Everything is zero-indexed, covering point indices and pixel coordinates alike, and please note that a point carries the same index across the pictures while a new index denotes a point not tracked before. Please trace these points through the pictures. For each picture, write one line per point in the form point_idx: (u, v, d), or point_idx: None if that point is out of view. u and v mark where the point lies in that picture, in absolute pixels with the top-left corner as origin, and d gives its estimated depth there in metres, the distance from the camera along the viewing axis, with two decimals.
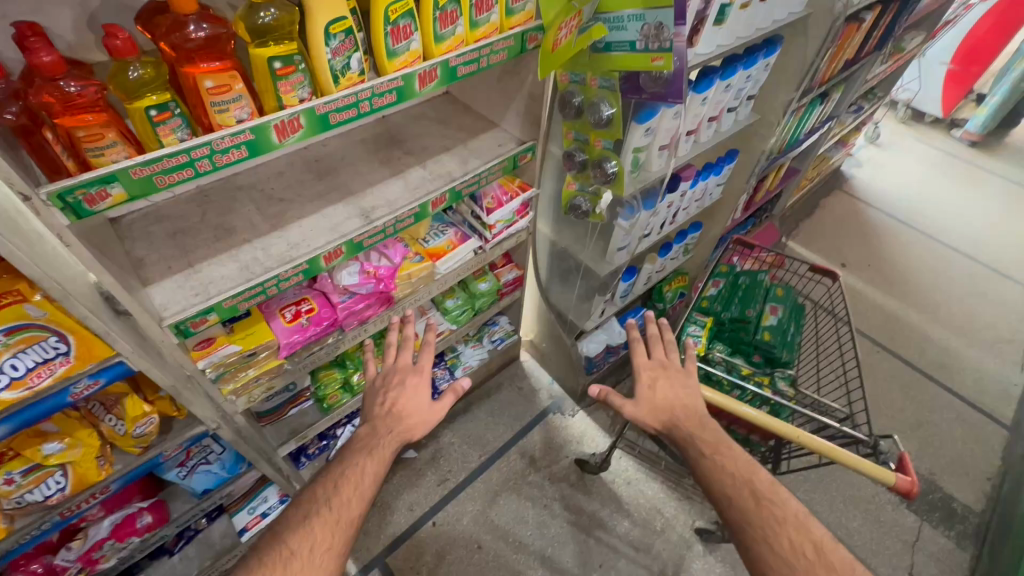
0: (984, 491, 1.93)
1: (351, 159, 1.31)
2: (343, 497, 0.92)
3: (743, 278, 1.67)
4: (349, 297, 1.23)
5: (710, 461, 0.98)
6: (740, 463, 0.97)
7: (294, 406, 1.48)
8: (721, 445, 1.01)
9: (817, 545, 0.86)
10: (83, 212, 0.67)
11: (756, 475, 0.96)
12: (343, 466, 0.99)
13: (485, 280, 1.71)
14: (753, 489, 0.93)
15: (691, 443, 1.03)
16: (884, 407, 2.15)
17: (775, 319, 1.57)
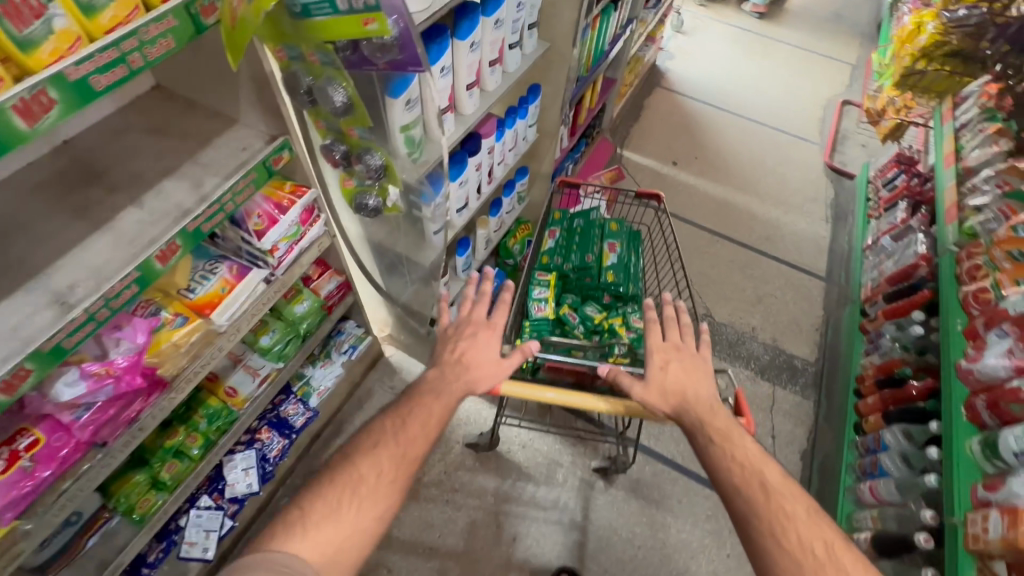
0: (815, 341, 2.21)
1: (24, 219, 0.92)
2: (410, 432, 0.92)
3: (578, 221, 1.63)
4: (87, 409, 0.90)
5: (725, 453, 0.89)
6: (758, 458, 0.88)
7: (92, 534, 1.16)
8: (733, 434, 0.91)
9: (828, 545, 0.80)
10: None
11: (768, 468, 0.87)
12: (411, 402, 0.97)
13: (301, 300, 1.43)
14: (763, 484, 0.85)
15: (699, 429, 0.93)
16: (731, 292, 2.33)
17: (615, 256, 1.55)
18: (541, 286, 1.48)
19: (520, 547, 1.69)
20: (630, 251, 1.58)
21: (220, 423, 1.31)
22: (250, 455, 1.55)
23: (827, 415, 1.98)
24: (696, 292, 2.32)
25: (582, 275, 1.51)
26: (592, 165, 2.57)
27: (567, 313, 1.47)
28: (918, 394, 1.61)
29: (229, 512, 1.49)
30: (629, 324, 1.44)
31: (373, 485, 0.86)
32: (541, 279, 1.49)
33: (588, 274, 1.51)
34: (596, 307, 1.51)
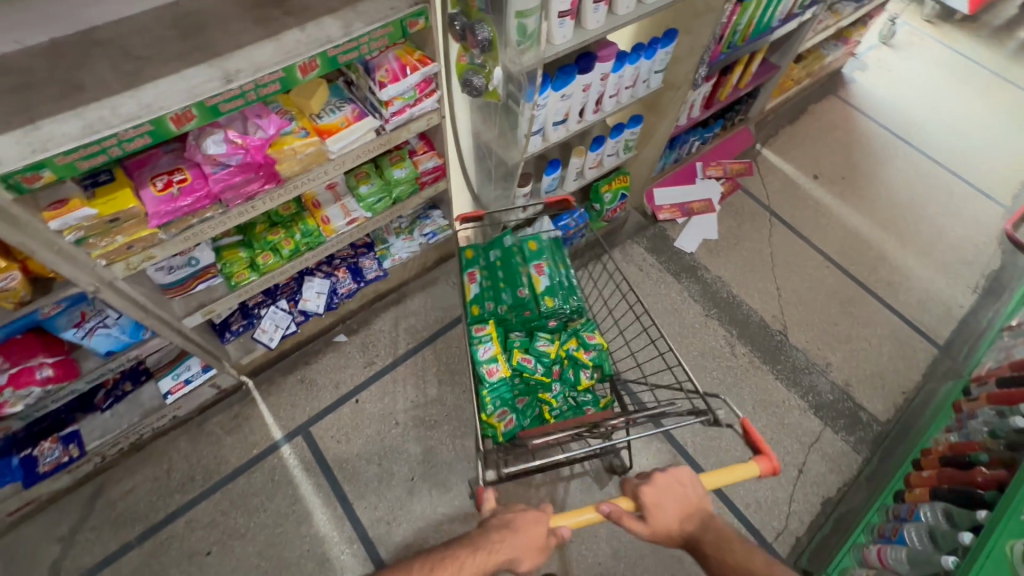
0: (895, 403, 1.98)
1: (223, 16, 1.19)
2: None
3: (497, 252, 1.57)
4: (221, 169, 1.19)
5: (719, 562, 0.93)
6: (742, 549, 0.94)
7: (201, 281, 1.49)
8: (723, 543, 0.95)
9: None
10: None
11: (754, 555, 0.94)
12: (445, 555, 0.88)
13: (402, 166, 1.63)
14: (752, 574, 0.91)
15: (699, 547, 0.96)
16: (820, 322, 2.15)
17: (546, 283, 1.52)
18: (484, 339, 1.47)
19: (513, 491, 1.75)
20: (561, 264, 1.61)
21: (310, 240, 1.58)
22: (325, 283, 1.83)
23: (869, 476, 1.80)
24: (779, 308, 2.17)
25: (520, 314, 1.49)
26: (719, 152, 2.48)
27: (514, 360, 1.50)
28: (982, 483, 1.40)
29: (297, 320, 1.80)
30: (585, 345, 1.54)
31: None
32: (478, 335, 1.47)
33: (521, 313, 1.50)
34: (546, 338, 1.54)
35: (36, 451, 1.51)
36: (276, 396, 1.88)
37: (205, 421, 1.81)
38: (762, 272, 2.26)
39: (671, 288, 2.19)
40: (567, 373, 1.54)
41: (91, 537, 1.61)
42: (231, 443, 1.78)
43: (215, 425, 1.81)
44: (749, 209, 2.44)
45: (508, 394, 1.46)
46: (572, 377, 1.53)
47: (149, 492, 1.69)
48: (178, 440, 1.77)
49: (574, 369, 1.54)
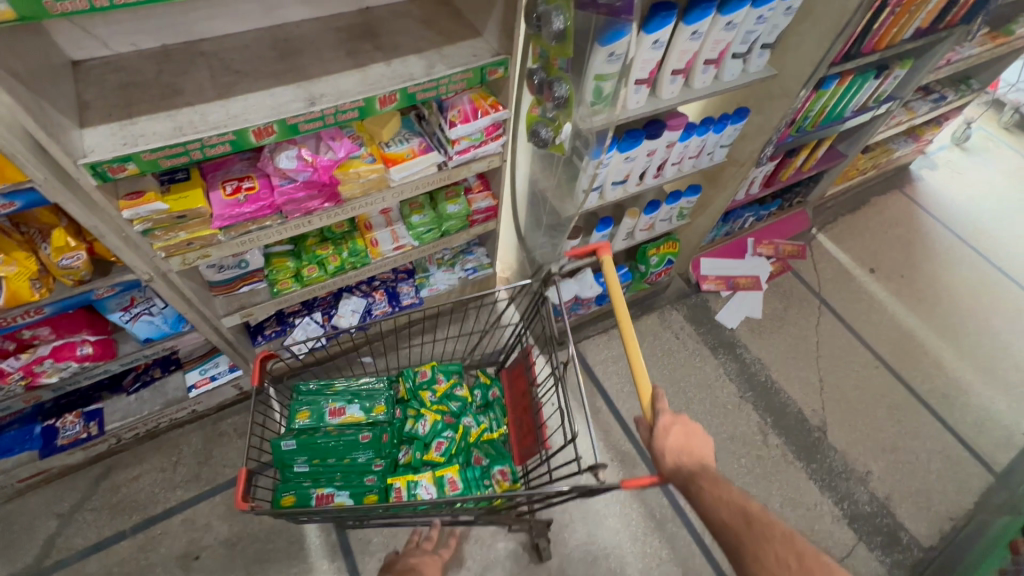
0: (941, 529, 1.81)
1: (319, 44, 1.26)
2: None
3: (305, 462, 1.48)
4: (288, 183, 1.23)
5: (711, 493, 0.87)
6: (738, 492, 0.87)
7: (246, 284, 1.52)
8: (721, 480, 0.90)
9: (799, 557, 0.77)
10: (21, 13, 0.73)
11: (751, 502, 0.86)
12: None
13: (456, 202, 1.66)
14: (746, 514, 0.84)
15: (694, 478, 0.92)
16: (863, 424, 2.01)
17: (350, 410, 1.58)
18: (413, 486, 1.52)
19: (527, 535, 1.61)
20: (333, 389, 1.62)
21: (355, 260, 1.60)
22: (361, 302, 1.85)
23: None
24: (821, 402, 2.05)
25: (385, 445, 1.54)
26: (773, 231, 2.42)
27: (436, 460, 1.59)
28: None
29: (327, 333, 1.81)
30: (426, 387, 1.70)
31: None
32: (423, 493, 1.51)
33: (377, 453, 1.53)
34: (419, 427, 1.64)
35: (58, 423, 1.56)
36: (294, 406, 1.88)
37: (220, 421, 1.81)
38: (805, 361, 2.15)
39: (708, 364, 2.11)
40: (456, 399, 1.71)
41: (89, 519, 1.61)
42: (240, 448, 1.77)
43: (229, 426, 1.81)
44: (798, 292, 2.36)
45: (472, 472, 1.56)
46: (461, 401, 1.71)
47: (153, 483, 1.68)
48: (192, 435, 1.77)
49: (455, 393, 1.72)
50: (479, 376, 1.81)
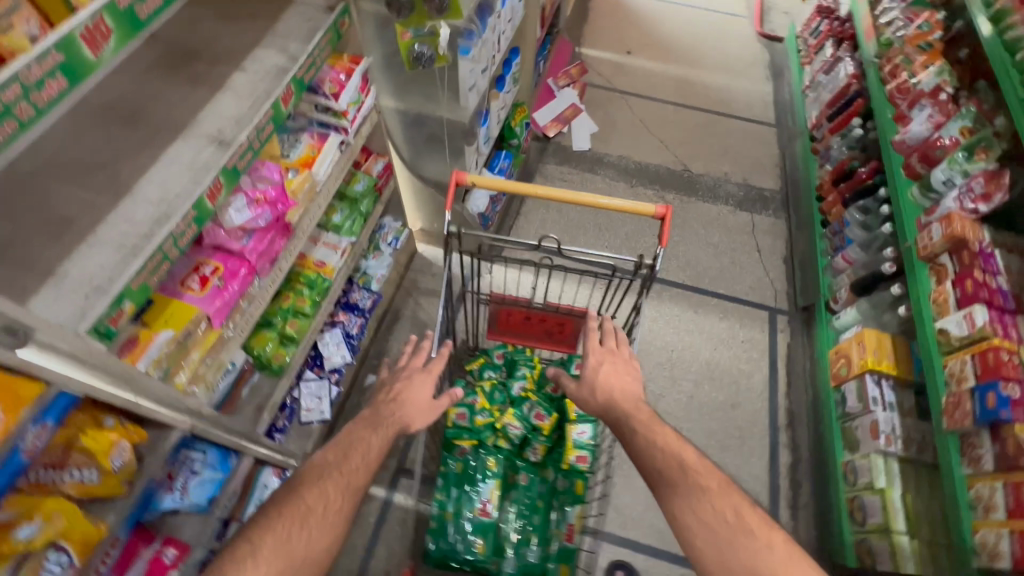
0: (778, 174, 2.58)
1: (151, 91, 1.06)
2: (353, 462, 1.03)
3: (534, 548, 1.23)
4: (249, 237, 1.10)
5: (651, 438, 1.05)
6: (675, 446, 1.04)
7: (243, 385, 1.37)
8: (654, 425, 1.08)
9: (737, 512, 0.92)
10: None
11: (683, 451, 1.03)
12: (351, 436, 1.09)
13: (359, 180, 1.61)
14: (681, 463, 1.00)
15: (627, 422, 1.10)
16: (701, 149, 2.65)
17: (487, 492, 1.27)
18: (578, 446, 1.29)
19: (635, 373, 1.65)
20: (452, 512, 1.25)
21: (319, 288, 1.50)
22: (337, 332, 1.74)
23: (798, 224, 2.33)
24: (672, 154, 2.63)
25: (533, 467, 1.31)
26: (557, 63, 2.79)
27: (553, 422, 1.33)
28: (867, 176, 2.00)
29: (333, 380, 1.71)
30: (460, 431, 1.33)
31: (325, 512, 0.94)
32: (590, 432, 1.29)
33: (539, 469, 1.31)
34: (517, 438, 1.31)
35: None
36: None
37: None
38: (645, 137, 2.69)
39: (598, 182, 2.50)
40: (497, 390, 1.37)
41: None
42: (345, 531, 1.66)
43: None
44: (604, 97, 2.83)
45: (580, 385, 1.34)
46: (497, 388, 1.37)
47: None
48: None
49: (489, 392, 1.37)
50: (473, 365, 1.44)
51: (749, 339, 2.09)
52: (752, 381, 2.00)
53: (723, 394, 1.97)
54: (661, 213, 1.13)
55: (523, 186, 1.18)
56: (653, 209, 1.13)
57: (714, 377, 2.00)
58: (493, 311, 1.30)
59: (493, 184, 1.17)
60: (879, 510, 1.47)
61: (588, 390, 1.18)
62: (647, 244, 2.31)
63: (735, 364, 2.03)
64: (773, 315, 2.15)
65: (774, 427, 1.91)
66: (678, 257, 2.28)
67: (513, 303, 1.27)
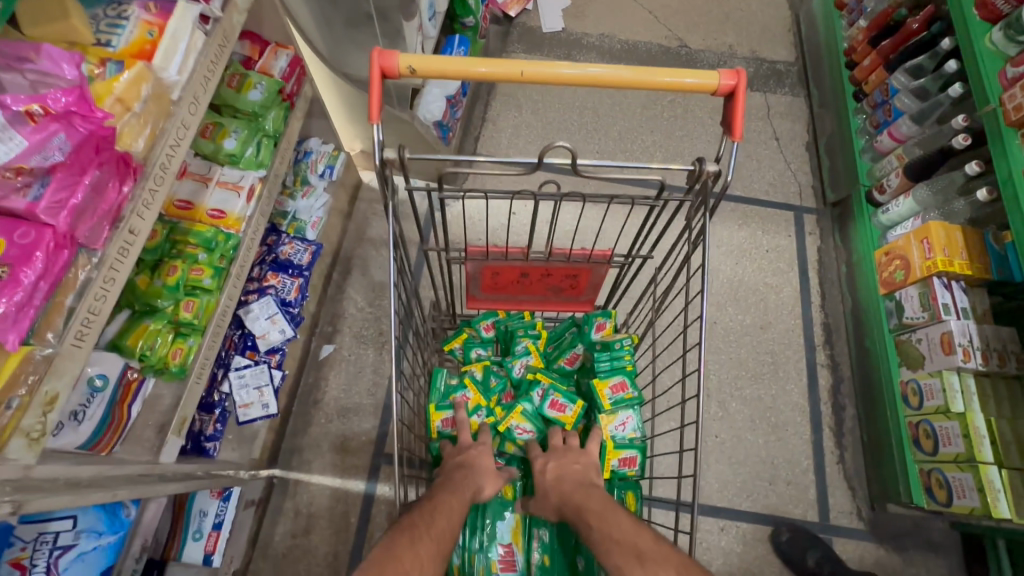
0: (791, 42, 2.12)
1: None
2: (440, 525, 0.71)
3: None
4: (42, 185, 0.65)
5: (603, 528, 0.76)
6: (636, 528, 0.75)
7: (133, 401, 0.95)
8: (609, 513, 0.78)
9: None
10: None
11: (642, 535, 0.73)
12: (431, 498, 0.76)
13: (254, 86, 1.11)
14: (638, 552, 0.70)
15: (580, 515, 0.80)
16: (699, 18, 2.15)
17: (506, 533, 0.94)
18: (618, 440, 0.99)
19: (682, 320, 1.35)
20: (462, 566, 0.93)
21: (222, 249, 1.06)
22: (269, 302, 1.32)
23: (820, 102, 1.94)
24: (665, 27, 2.11)
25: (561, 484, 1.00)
26: None
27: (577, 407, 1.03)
28: (920, 27, 1.58)
29: (273, 363, 1.32)
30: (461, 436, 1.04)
31: None
32: (636, 422, 1.00)
33: None
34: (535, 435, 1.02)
35: None
36: (317, 456, 1.44)
37: (268, 546, 1.35)
38: (628, 7, 2.14)
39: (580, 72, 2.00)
40: (493, 375, 1.09)
41: None
42: (324, 539, 1.37)
43: (284, 539, 1.36)
44: None
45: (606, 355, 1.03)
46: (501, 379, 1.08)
47: None
48: None
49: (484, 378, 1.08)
50: (454, 345, 1.13)
51: (774, 247, 1.77)
52: (781, 297, 1.71)
53: (750, 315, 1.67)
54: (728, 85, 0.76)
55: (499, 71, 0.73)
56: (717, 82, 0.75)
57: (738, 297, 1.70)
58: (473, 273, 0.97)
59: (442, 69, 0.72)
60: (958, 438, 1.24)
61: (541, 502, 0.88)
62: (646, 144, 1.88)
63: (761, 279, 1.72)
64: (799, 216, 1.82)
65: (809, 347, 1.65)
66: (685, 157, 1.87)
67: (500, 259, 0.94)
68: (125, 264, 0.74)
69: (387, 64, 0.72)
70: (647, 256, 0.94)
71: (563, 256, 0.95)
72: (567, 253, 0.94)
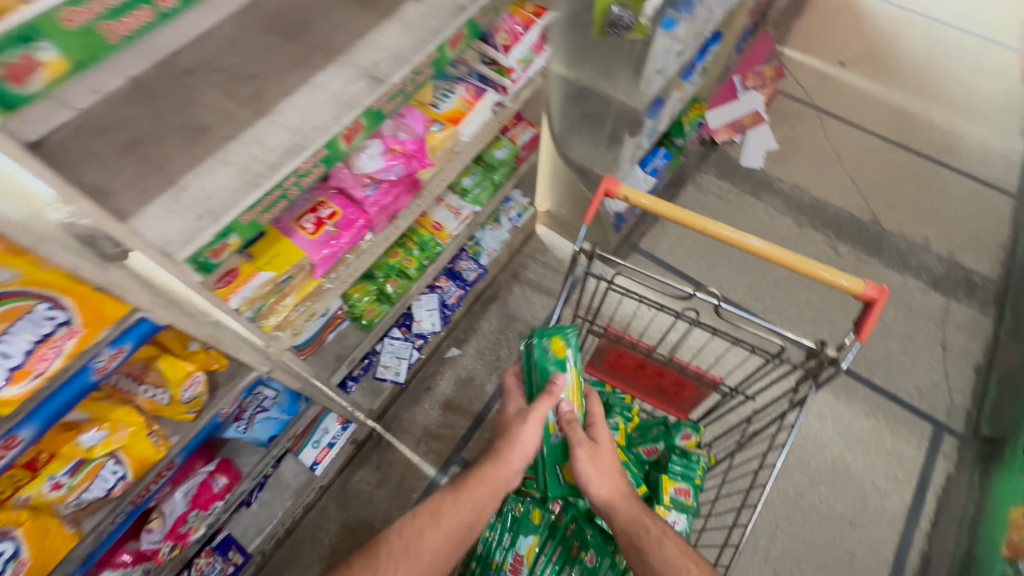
0: (999, 259, 2.02)
1: (319, 5, 0.96)
2: (460, 503, 0.98)
3: None
4: (374, 188, 1.00)
5: (673, 550, 0.94)
6: (678, 548, 0.95)
7: (331, 330, 1.32)
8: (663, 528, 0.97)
9: None
10: (15, 97, 0.44)
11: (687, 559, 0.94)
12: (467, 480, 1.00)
13: (501, 146, 1.46)
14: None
15: (641, 528, 0.95)
16: (902, 203, 2.15)
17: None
18: None
19: (757, 469, 1.39)
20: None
21: (429, 253, 1.40)
22: (433, 298, 1.66)
23: (1009, 331, 1.82)
24: (862, 199, 2.15)
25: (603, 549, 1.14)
26: (751, 60, 2.38)
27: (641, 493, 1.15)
28: None
29: (417, 345, 1.63)
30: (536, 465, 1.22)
31: (433, 544, 0.96)
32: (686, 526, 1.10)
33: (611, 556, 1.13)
34: None
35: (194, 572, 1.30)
36: (410, 430, 1.72)
37: (348, 481, 1.64)
38: (832, 170, 2.22)
39: (759, 209, 2.13)
40: None
41: None
42: (388, 497, 1.63)
43: (360, 482, 1.64)
44: (796, 111, 2.37)
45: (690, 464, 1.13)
46: None
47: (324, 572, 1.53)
48: (330, 508, 1.60)
49: None
50: None
51: (896, 450, 1.68)
52: (884, 504, 1.62)
53: (842, 505, 1.61)
54: (870, 295, 0.88)
55: (686, 218, 0.94)
56: (861, 289, 0.88)
57: (836, 481, 1.65)
58: (602, 347, 1.17)
59: (647, 203, 0.95)
60: None
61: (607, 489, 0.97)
62: (798, 298, 1.93)
63: (870, 476, 1.65)
64: (938, 433, 1.71)
65: (897, 570, 1.53)
66: (833, 325, 1.89)
67: (627, 346, 1.13)
68: (383, 248, 1.10)
69: (609, 185, 0.97)
70: (750, 398, 1.04)
71: (681, 365, 1.10)
72: (684, 365, 1.09)
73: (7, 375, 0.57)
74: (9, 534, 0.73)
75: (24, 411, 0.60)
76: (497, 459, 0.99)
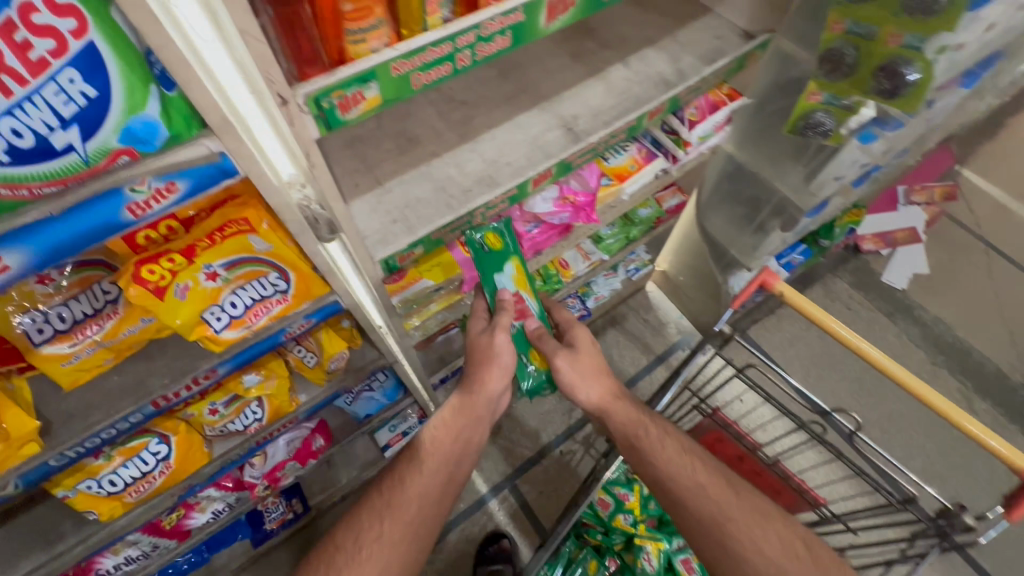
0: None
1: (535, 51, 1.02)
2: (443, 446, 0.94)
3: None
4: (535, 226, 1.07)
5: (676, 447, 0.92)
6: (683, 452, 0.92)
7: (442, 333, 1.36)
8: (668, 436, 0.94)
9: (804, 542, 0.82)
10: (335, 122, 0.51)
11: (707, 470, 0.90)
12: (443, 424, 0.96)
13: (647, 205, 1.45)
14: (733, 486, 0.89)
15: (642, 436, 0.93)
16: None
17: None
18: None
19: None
20: None
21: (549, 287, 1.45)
22: None
23: None
24: (1016, 357, 1.91)
25: None
26: (923, 173, 2.21)
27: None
28: None
29: None
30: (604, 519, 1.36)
31: (428, 495, 0.90)
32: None
33: None
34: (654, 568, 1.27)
35: (261, 509, 1.43)
36: None
37: None
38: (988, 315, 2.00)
39: (888, 333, 1.97)
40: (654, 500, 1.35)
41: None
42: None
43: None
44: (960, 239, 2.16)
45: None
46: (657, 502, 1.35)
47: None
48: None
49: (647, 495, 1.35)
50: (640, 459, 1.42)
51: None
52: None
53: None
54: None
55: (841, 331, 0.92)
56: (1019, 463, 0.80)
57: None
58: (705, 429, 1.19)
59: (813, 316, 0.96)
60: None
61: (583, 390, 0.99)
62: (910, 441, 1.76)
63: None
64: None
65: None
66: (946, 485, 1.69)
67: (732, 435, 1.15)
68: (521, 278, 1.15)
69: (769, 275, 0.97)
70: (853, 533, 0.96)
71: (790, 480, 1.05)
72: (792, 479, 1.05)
73: (228, 321, 0.67)
74: (167, 437, 0.85)
75: (227, 353, 0.70)
76: (473, 384, 0.97)
